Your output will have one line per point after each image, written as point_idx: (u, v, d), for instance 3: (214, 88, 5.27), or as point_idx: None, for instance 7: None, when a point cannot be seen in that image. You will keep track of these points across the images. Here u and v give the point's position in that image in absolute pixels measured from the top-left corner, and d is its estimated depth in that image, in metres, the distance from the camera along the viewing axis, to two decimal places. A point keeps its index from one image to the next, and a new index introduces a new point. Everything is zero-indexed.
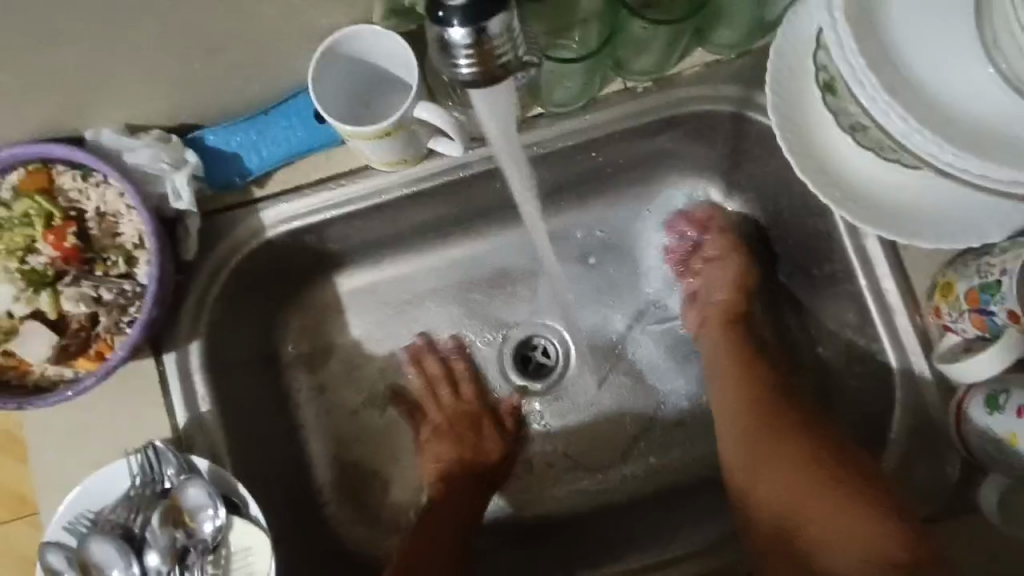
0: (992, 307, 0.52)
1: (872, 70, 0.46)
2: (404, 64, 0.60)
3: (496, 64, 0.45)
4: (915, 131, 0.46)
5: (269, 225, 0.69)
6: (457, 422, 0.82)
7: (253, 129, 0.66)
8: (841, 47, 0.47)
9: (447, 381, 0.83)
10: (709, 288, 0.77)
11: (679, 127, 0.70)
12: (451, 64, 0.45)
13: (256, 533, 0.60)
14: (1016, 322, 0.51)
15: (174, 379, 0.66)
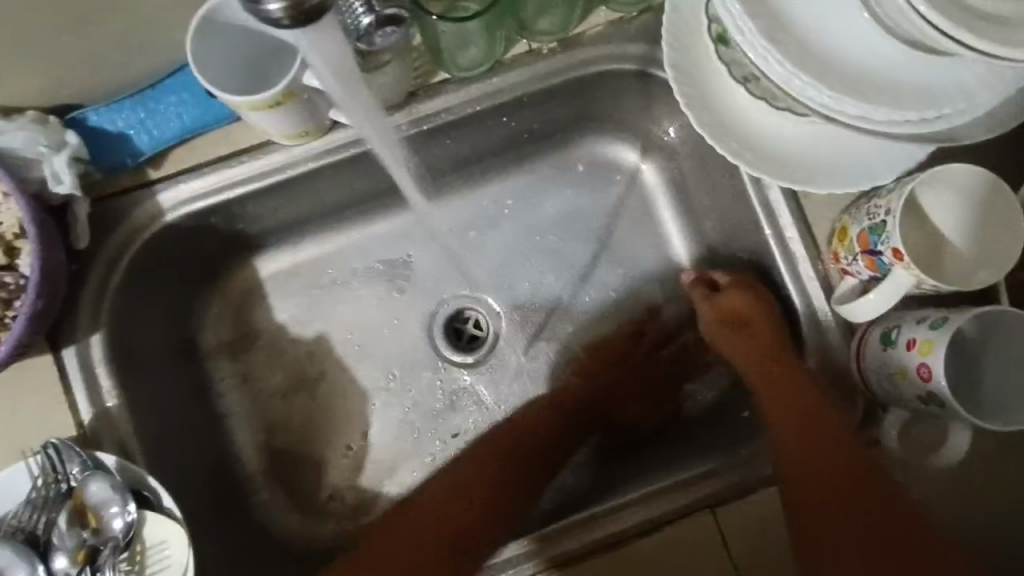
0: (879, 247, 0.55)
1: (749, 15, 0.47)
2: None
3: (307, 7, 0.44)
4: (793, 76, 0.47)
5: (169, 208, 0.66)
6: (390, 397, 0.82)
7: (141, 106, 0.63)
8: None
9: (378, 359, 0.82)
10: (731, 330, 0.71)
11: (590, 88, 0.70)
12: (258, 7, 0.44)
13: (172, 523, 0.58)
14: (899, 260, 0.54)
15: (75, 373, 0.62)
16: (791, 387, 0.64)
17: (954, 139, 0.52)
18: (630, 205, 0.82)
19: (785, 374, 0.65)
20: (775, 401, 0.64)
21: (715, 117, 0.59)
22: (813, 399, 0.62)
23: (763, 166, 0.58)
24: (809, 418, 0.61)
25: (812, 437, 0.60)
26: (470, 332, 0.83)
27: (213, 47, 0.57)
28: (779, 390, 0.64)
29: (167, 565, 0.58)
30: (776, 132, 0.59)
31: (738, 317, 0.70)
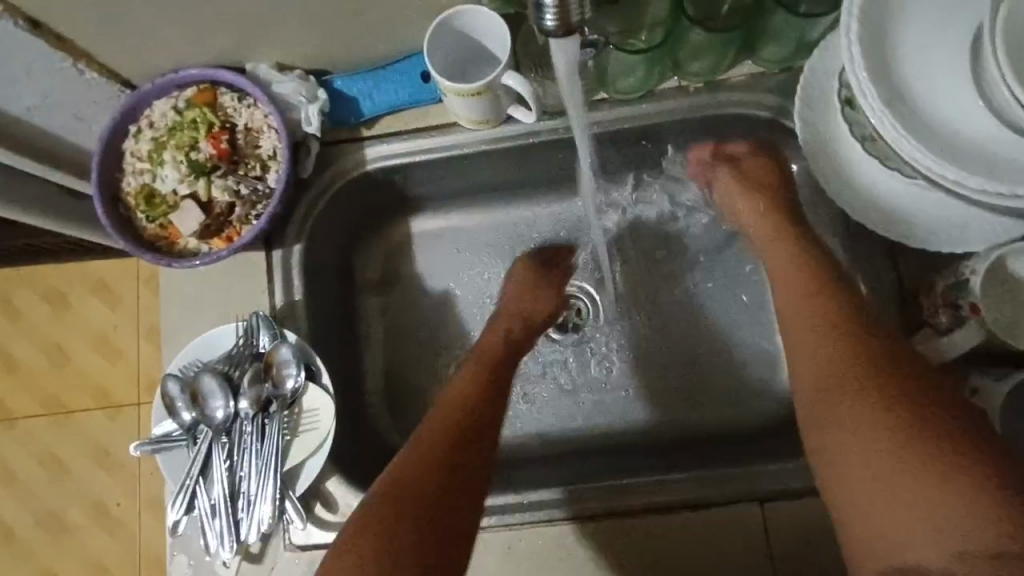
0: (960, 302, 0.64)
1: (874, 85, 0.57)
2: (500, 41, 0.73)
3: (574, 20, 0.50)
4: (903, 137, 0.56)
5: (371, 160, 0.84)
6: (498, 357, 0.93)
7: (371, 80, 0.81)
8: (853, 63, 0.57)
9: None
10: (731, 196, 0.82)
11: (724, 127, 0.81)
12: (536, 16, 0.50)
13: (326, 395, 0.76)
14: (976, 313, 0.63)
15: (278, 269, 0.81)
16: (816, 311, 0.67)
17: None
18: (739, 239, 0.92)
19: (826, 305, 0.67)
20: (803, 342, 0.67)
21: (830, 166, 0.69)
22: (853, 320, 0.66)
23: (865, 213, 0.68)
24: (835, 352, 0.64)
25: (856, 370, 0.62)
26: (571, 319, 0.95)
27: (440, 42, 0.73)
28: (824, 334, 0.66)
29: (315, 427, 0.76)
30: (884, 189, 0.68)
31: (757, 180, 0.79)
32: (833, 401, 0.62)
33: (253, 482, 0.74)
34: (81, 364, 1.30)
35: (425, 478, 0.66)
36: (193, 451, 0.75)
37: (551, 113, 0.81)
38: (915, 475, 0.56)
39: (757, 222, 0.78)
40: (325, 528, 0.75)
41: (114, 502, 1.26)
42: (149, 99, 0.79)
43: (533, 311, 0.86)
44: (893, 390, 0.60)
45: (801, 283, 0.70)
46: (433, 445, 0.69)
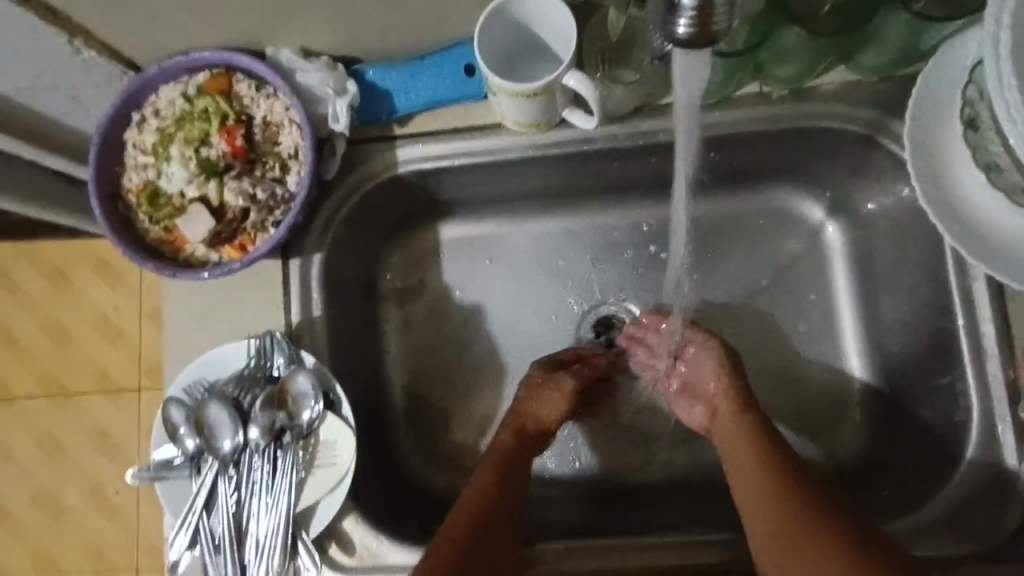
0: None
1: None
2: (563, 36, 0.64)
3: (711, 30, 0.43)
4: None
5: (402, 163, 0.74)
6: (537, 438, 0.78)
7: (408, 72, 0.72)
8: (999, 81, 0.49)
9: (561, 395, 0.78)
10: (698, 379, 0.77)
11: (807, 140, 0.72)
12: (665, 24, 0.44)
13: (346, 428, 0.67)
14: None
15: (296, 283, 0.72)
16: (754, 470, 0.68)
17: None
18: (806, 263, 0.82)
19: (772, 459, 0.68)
20: (747, 509, 0.67)
21: (945, 197, 0.60)
22: (777, 462, 0.68)
23: (986, 253, 0.58)
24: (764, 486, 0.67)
25: (783, 508, 0.65)
26: (612, 340, 0.86)
27: (493, 32, 0.64)
28: (758, 472, 0.68)
29: (333, 463, 0.67)
30: (1005, 228, 0.58)
31: (708, 370, 0.76)
32: (794, 548, 0.62)
33: (262, 521, 0.67)
34: (83, 344, 1.22)
35: (507, 481, 0.72)
36: (196, 483, 0.67)
37: (612, 119, 0.71)
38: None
39: (715, 390, 0.75)
40: (340, 571, 0.67)
41: (112, 490, 1.19)
42: (156, 84, 0.69)
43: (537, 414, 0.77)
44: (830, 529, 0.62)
45: (743, 431, 0.71)
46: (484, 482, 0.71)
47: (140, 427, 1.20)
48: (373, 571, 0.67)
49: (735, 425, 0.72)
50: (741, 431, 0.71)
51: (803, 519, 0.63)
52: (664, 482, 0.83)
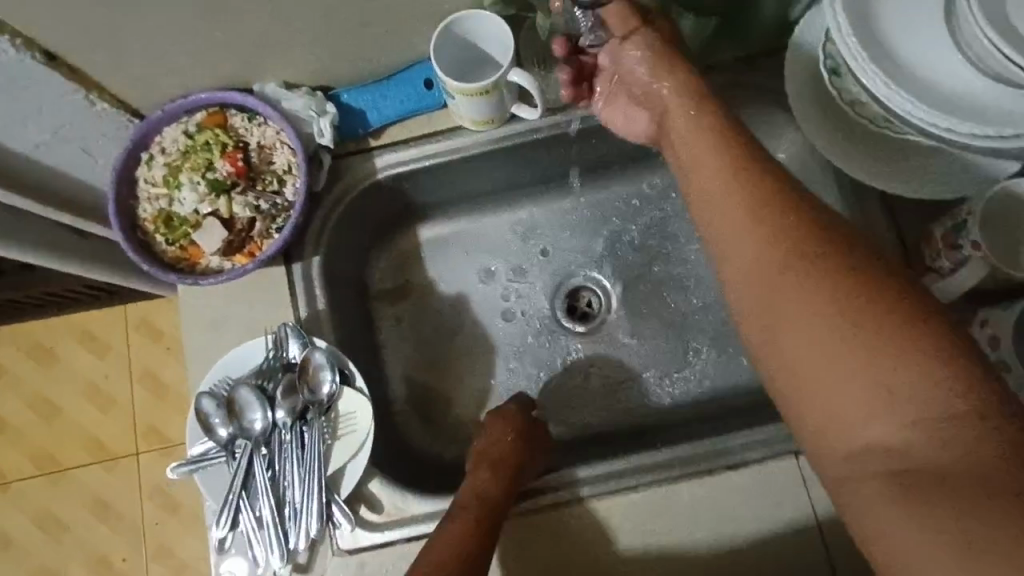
0: (962, 242, 0.68)
1: (864, 46, 0.62)
2: (502, 44, 0.77)
3: None
4: (895, 94, 0.61)
5: (380, 170, 0.86)
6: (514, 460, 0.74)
7: (376, 91, 0.84)
8: (842, 32, 0.63)
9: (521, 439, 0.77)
10: (652, 94, 0.69)
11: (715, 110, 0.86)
12: None
13: (362, 398, 0.76)
14: (978, 250, 0.67)
15: (300, 281, 0.82)
16: (735, 191, 0.58)
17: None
18: None
19: (773, 197, 0.56)
20: (726, 222, 0.58)
21: (806, 114, 0.75)
22: (781, 195, 0.56)
23: (837, 153, 0.74)
24: (765, 237, 0.55)
25: (787, 247, 0.54)
26: (583, 309, 0.99)
27: (445, 47, 0.77)
28: (743, 189, 0.58)
29: (354, 429, 0.76)
30: (876, 146, 0.73)
31: (680, 88, 0.66)
32: (823, 314, 0.51)
33: (298, 490, 0.74)
34: (75, 417, 1.27)
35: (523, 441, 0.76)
36: (233, 466, 0.75)
37: (553, 109, 0.84)
38: (893, 355, 0.47)
39: (671, 112, 0.66)
40: (372, 529, 0.75)
41: (119, 558, 1.22)
42: (159, 126, 0.80)
43: (502, 443, 0.75)
44: (846, 267, 0.52)
45: (722, 154, 0.60)
46: (493, 449, 0.75)
47: (143, 483, 1.24)
48: (400, 523, 0.75)
49: (718, 153, 0.60)
50: (704, 124, 0.63)
51: (819, 258, 0.52)
52: (646, 422, 0.93)
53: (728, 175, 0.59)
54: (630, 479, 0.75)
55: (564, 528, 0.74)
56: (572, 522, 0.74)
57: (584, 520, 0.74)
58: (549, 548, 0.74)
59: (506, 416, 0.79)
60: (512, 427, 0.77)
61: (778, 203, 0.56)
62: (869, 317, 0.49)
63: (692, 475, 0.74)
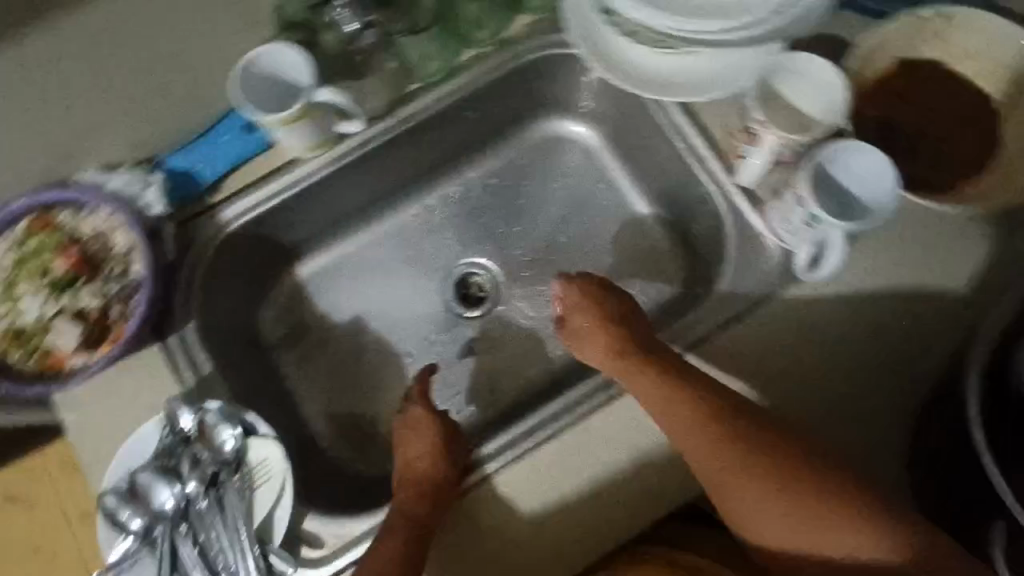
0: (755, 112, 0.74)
1: None
2: (300, 66, 0.77)
3: None
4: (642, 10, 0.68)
5: (227, 221, 0.84)
6: (431, 474, 0.73)
7: (201, 150, 0.82)
8: None
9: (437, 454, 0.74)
10: (582, 337, 0.77)
11: (529, 75, 0.89)
12: None
13: (269, 441, 0.75)
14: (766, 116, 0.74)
15: (177, 352, 0.80)
16: (680, 428, 0.69)
17: (789, 30, 0.72)
18: (590, 163, 0.98)
19: (719, 428, 0.67)
20: (687, 445, 0.68)
21: (602, 51, 0.77)
22: (723, 423, 0.67)
23: (642, 85, 0.76)
24: (699, 447, 0.67)
25: (739, 470, 0.65)
26: (475, 295, 1.00)
27: (249, 83, 0.77)
28: (687, 425, 0.68)
29: (270, 476, 0.74)
30: (668, 68, 0.76)
31: (596, 343, 0.76)
32: (777, 497, 0.64)
33: (230, 553, 0.73)
34: None
35: (438, 461, 0.74)
36: (157, 553, 0.73)
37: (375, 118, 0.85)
38: (851, 526, 0.62)
39: (597, 353, 0.76)
40: (316, 564, 0.75)
41: None
42: None
43: (416, 460, 0.74)
44: (783, 477, 0.64)
45: (656, 392, 0.71)
46: (413, 475, 0.74)
47: None
48: (344, 549, 0.75)
49: (663, 389, 0.70)
50: (649, 391, 0.71)
51: (756, 443, 0.66)
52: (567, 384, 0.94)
53: (666, 394, 0.70)
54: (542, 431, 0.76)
55: (477, 516, 0.75)
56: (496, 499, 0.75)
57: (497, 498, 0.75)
58: (463, 544, 0.74)
59: (420, 422, 0.76)
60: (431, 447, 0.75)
61: (714, 415, 0.68)
62: (825, 514, 0.63)
63: (597, 406, 0.77)
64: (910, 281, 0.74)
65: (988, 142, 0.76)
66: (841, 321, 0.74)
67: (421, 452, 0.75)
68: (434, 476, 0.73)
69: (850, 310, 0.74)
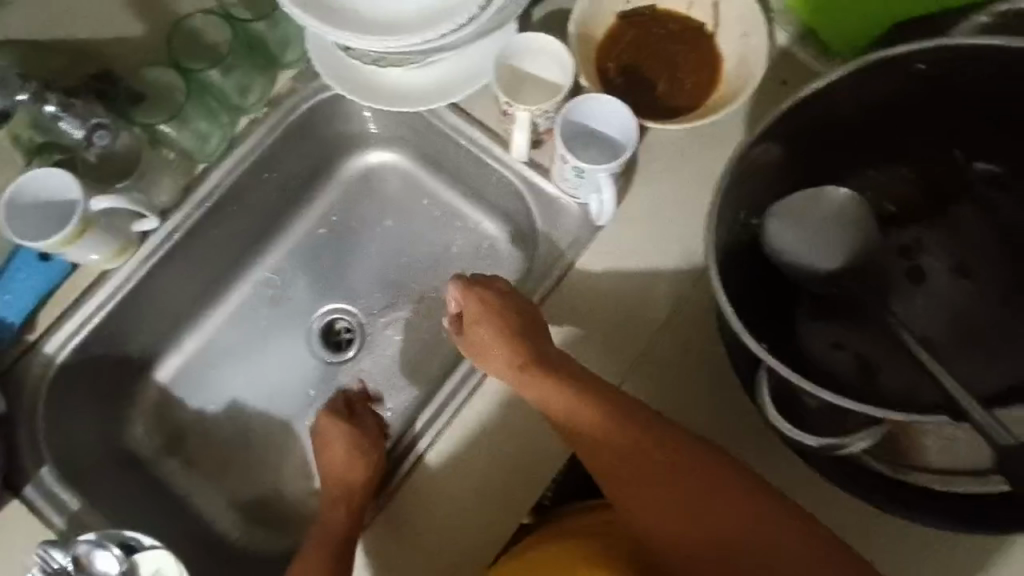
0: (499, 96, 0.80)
1: (314, 17, 0.73)
2: (63, 181, 0.77)
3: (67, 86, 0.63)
4: (355, 39, 0.74)
5: (55, 355, 0.82)
6: (355, 473, 0.78)
7: (3, 293, 0.81)
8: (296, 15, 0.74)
9: (359, 452, 0.80)
10: (490, 353, 0.76)
11: (312, 122, 0.92)
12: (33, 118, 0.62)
13: (158, 552, 0.74)
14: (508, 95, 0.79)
15: (43, 501, 0.78)
16: (602, 441, 0.67)
17: (504, 17, 0.80)
18: (406, 179, 1.02)
19: (644, 442, 0.65)
20: (611, 461, 0.66)
21: (356, 85, 0.84)
22: (649, 437, 0.65)
23: (401, 102, 0.84)
24: (632, 458, 0.66)
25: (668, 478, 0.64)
26: (343, 338, 1.01)
27: (20, 214, 0.76)
28: (611, 441, 0.66)
29: None
30: (418, 79, 0.84)
31: (506, 357, 0.74)
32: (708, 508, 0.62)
33: None
34: None
35: (368, 466, 0.78)
36: None
37: (169, 207, 0.86)
38: (776, 533, 0.60)
39: (510, 372, 0.73)
40: None
41: None
42: None
43: (343, 460, 0.80)
44: (717, 486, 0.62)
45: (579, 408, 0.68)
46: (345, 479, 0.78)
47: None
48: None
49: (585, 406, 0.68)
50: (572, 407, 0.68)
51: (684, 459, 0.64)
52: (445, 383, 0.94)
53: (587, 410, 0.68)
54: (452, 404, 0.78)
55: (422, 496, 0.76)
56: (429, 484, 0.76)
57: (433, 485, 0.76)
58: (407, 519, 0.76)
59: (341, 424, 0.83)
60: (372, 447, 0.80)
61: (640, 430, 0.66)
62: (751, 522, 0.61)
63: (461, 403, 0.78)
64: (688, 191, 0.83)
65: (706, 56, 0.85)
66: (642, 250, 0.81)
67: (348, 453, 0.80)
68: (361, 480, 0.78)
69: (648, 237, 0.81)
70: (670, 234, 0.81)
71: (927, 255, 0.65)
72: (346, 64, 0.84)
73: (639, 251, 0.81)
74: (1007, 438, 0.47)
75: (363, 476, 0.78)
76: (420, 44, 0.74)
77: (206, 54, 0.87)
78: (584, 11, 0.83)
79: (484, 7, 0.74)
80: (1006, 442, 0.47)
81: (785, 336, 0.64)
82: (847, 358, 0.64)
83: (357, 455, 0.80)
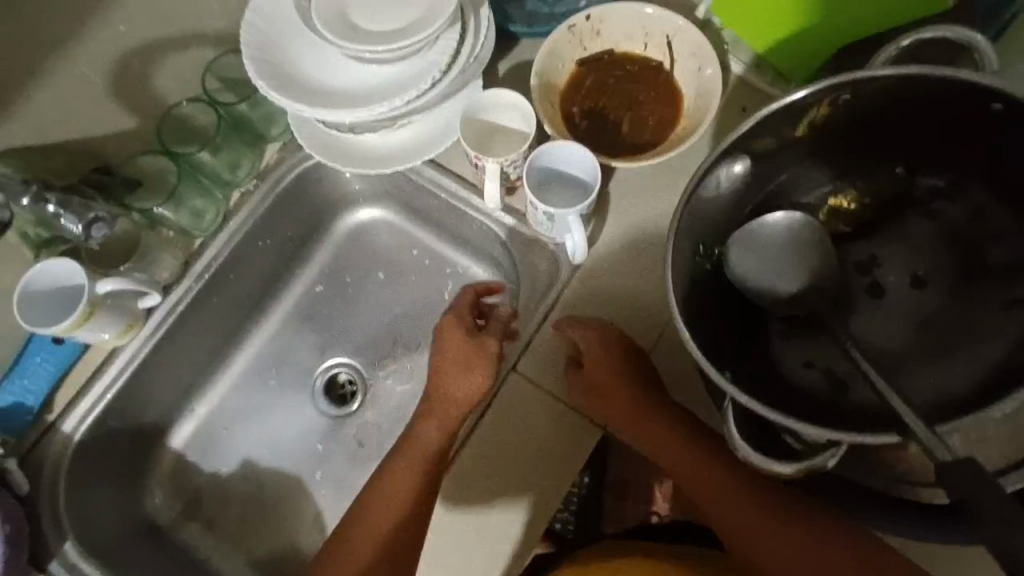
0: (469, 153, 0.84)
1: (287, 96, 0.79)
2: (71, 269, 0.82)
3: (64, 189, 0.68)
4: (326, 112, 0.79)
5: (72, 433, 0.87)
6: (465, 379, 0.82)
7: (20, 379, 0.86)
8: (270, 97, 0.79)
9: (474, 362, 0.83)
10: (598, 391, 0.79)
11: (298, 189, 0.98)
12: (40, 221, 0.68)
13: None
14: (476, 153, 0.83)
15: None
16: (706, 478, 0.77)
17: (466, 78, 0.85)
18: (393, 232, 1.06)
19: (734, 481, 0.76)
20: (711, 496, 0.76)
21: (335, 152, 0.89)
22: (737, 478, 0.76)
23: (379, 164, 0.89)
24: (725, 491, 0.76)
25: (748, 507, 0.74)
26: (346, 391, 1.04)
27: (32, 305, 0.81)
28: (711, 479, 0.76)
29: None
30: (393, 140, 0.89)
31: (620, 406, 0.79)
32: (779, 538, 0.71)
33: None
34: None
35: (483, 378, 0.81)
36: None
37: (173, 282, 0.91)
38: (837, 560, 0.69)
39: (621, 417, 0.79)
40: None
41: None
42: None
43: (454, 378, 0.83)
44: (789, 518, 0.72)
45: (687, 454, 0.78)
46: (454, 391, 0.83)
47: None
48: None
49: (688, 450, 0.78)
50: (679, 453, 0.78)
51: (765, 497, 0.74)
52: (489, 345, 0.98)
53: (689, 453, 0.78)
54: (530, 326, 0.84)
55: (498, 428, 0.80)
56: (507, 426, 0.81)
57: (513, 407, 0.81)
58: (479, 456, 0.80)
59: (454, 336, 0.86)
60: (487, 361, 0.82)
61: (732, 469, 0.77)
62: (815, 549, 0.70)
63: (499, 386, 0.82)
64: (661, 222, 0.86)
65: (664, 93, 0.89)
66: (620, 283, 0.84)
67: (463, 363, 0.83)
68: (469, 400, 0.82)
69: (625, 271, 0.84)
70: (646, 265, 0.84)
71: (884, 270, 0.66)
72: (325, 133, 0.89)
73: (617, 284, 0.84)
74: (946, 454, 0.48)
75: (473, 392, 0.81)
76: (387, 111, 0.79)
77: (198, 136, 0.94)
78: (544, 63, 0.87)
79: (443, 71, 0.80)
80: (944, 457, 0.49)
81: (759, 361, 0.65)
82: (819, 377, 0.65)
83: (470, 367, 0.83)
